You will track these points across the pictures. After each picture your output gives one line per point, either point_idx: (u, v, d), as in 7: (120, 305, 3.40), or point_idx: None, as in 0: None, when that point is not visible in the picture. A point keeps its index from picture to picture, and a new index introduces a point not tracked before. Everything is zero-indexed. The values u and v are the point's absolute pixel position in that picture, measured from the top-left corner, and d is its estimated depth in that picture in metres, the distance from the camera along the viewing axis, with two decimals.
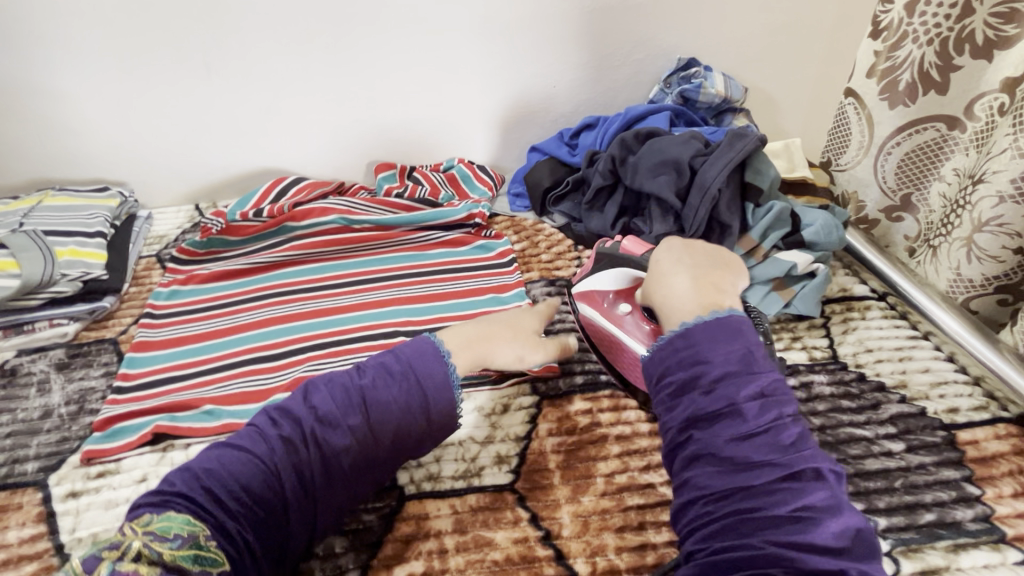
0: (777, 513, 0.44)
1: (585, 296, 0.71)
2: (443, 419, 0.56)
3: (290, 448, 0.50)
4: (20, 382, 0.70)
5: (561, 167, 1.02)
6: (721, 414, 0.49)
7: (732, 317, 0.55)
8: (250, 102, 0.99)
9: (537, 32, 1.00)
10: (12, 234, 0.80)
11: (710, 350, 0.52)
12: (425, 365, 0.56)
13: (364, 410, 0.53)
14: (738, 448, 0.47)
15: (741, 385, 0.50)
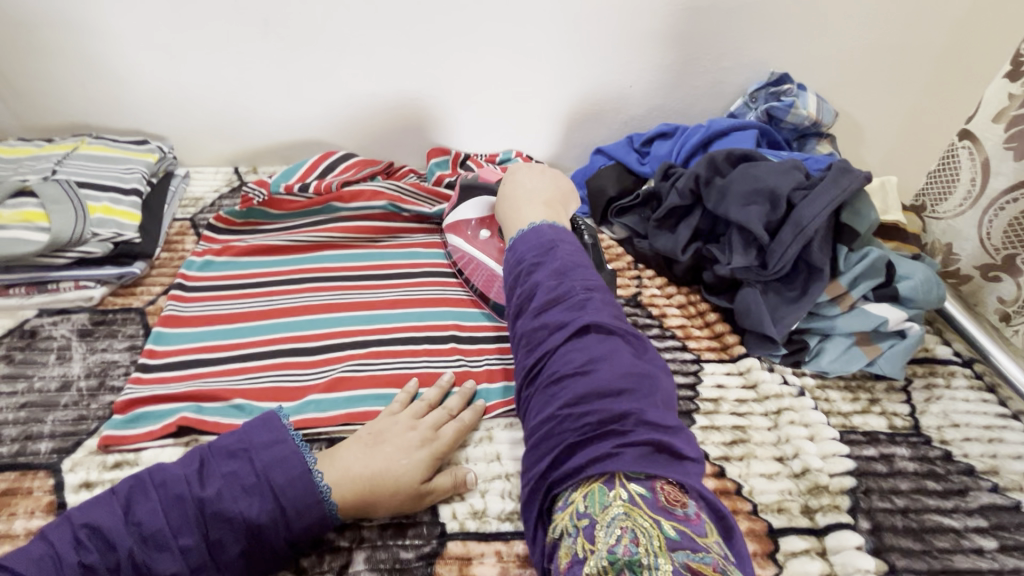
0: (581, 397, 0.45)
1: (453, 226, 0.81)
2: (303, 530, 0.48)
3: (237, 508, 0.46)
4: (40, 347, 0.65)
5: (628, 175, 0.95)
6: (552, 303, 0.52)
7: (550, 228, 0.61)
8: (304, 66, 0.91)
9: (622, 25, 0.91)
10: (43, 182, 0.74)
11: (538, 259, 0.57)
12: (283, 468, 0.49)
13: (201, 521, 0.45)
14: (555, 334, 0.50)
15: (552, 273, 0.54)
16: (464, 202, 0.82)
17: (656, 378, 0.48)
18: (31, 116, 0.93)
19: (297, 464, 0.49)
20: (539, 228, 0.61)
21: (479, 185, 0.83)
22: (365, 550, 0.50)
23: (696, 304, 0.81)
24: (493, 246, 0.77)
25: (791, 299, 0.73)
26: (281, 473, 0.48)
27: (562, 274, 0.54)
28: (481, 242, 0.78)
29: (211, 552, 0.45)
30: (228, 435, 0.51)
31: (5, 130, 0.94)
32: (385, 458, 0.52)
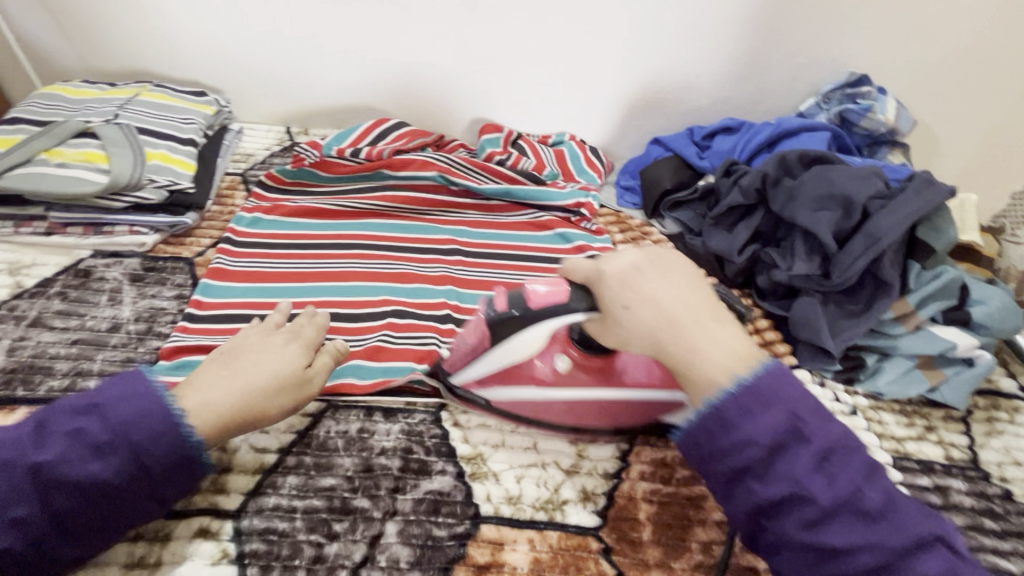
0: (814, 546, 0.39)
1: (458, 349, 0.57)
2: (174, 483, 0.44)
3: (85, 469, 0.41)
4: (93, 287, 0.66)
5: (684, 167, 0.91)
6: (772, 474, 0.39)
7: (772, 369, 0.41)
8: (365, 29, 0.90)
9: (697, 10, 0.87)
10: (105, 125, 0.75)
11: (757, 427, 0.39)
12: (140, 425, 0.43)
13: (43, 485, 0.40)
14: (784, 500, 0.39)
15: (756, 416, 0.40)
16: (507, 335, 0.54)
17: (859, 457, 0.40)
18: (94, 59, 0.94)
19: (159, 420, 0.43)
20: (761, 375, 0.41)
21: (528, 309, 0.52)
22: (397, 523, 0.49)
23: (747, 308, 0.78)
24: (573, 374, 0.54)
25: (852, 312, 0.69)
26: (138, 430, 0.42)
27: (799, 424, 0.40)
28: (553, 375, 0.55)
29: (58, 514, 0.40)
30: (80, 392, 0.44)
31: (69, 71, 0.95)
32: (257, 362, 0.51)
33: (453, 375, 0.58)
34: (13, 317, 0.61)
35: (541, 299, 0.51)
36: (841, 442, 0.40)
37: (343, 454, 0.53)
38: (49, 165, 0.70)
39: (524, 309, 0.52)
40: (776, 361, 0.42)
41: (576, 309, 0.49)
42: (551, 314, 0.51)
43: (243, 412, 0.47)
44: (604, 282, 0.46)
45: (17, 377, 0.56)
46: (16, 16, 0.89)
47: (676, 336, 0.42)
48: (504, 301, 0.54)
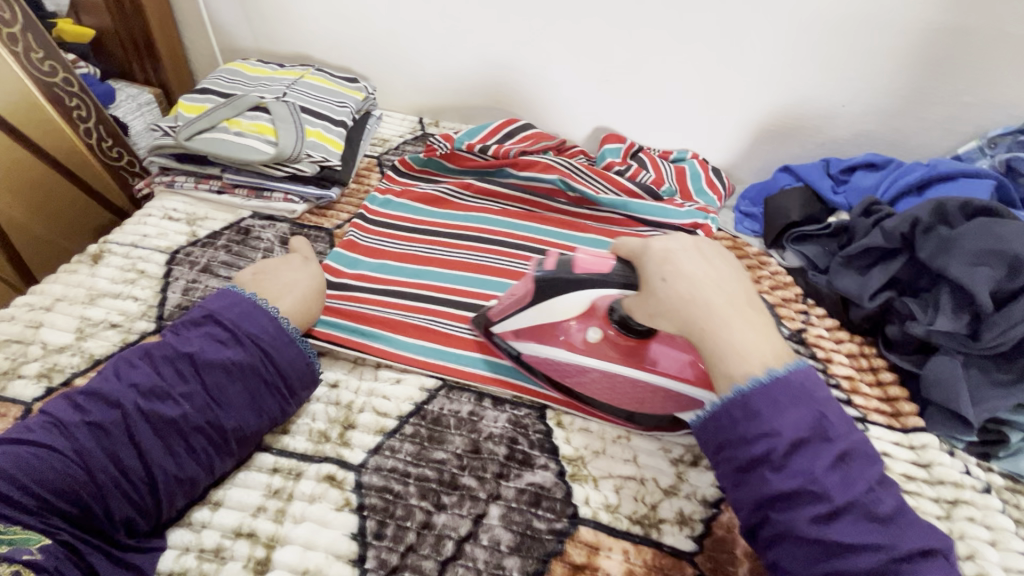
0: (827, 542, 0.40)
1: (534, 330, 0.61)
2: (291, 369, 0.54)
3: (224, 355, 0.51)
4: (251, 244, 0.74)
5: (815, 201, 0.87)
6: (800, 491, 0.41)
7: (796, 369, 0.45)
8: (509, 32, 0.93)
9: (857, 37, 0.82)
10: (276, 102, 0.84)
11: (782, 420, 0.43)
12: (254, 320, 0.54)
13: (192, 369, 0.51)
14: (850, 533, 0.40)
15: (818, 453, 0.42)
16: (554, 296, 0.58)
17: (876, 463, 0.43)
18: (267, 41, 1.05)
19: (265, 315, 0.55)
20: (790, 374, 0.44)
21: (574, 275, 0.57)
22: (500, 507, 0.51)
23: (869, 357, 0.73)
24: (605, 346, 0.58)
25: (1001, 381, 0.63)
26: (250, 323, 0.54)
27: (832, 440, 0.42)
28: (585, 344, 0.59)
29: (207, 392, 0.50)
30: (190, 314, 0.55)
31: (244, 50, 1.07)
32: (291, 280, 0.61)
33: (495, 323, 0.63)
34: (188, 262, 0.70)
35: (591, 269, 0.56)
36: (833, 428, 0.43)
37: (455, 432, 0.57)
38: (228, 133, 0.79)
39: (572, 277, 0.57)
40: (805, 365, 0.45)
41: (617, 284, 0.54)
42: (592, 285, 0.55)
43: (306, 315, 0.60)
44: (646, 258, 0.50)
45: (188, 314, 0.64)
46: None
47: (700, 291, 0.46)
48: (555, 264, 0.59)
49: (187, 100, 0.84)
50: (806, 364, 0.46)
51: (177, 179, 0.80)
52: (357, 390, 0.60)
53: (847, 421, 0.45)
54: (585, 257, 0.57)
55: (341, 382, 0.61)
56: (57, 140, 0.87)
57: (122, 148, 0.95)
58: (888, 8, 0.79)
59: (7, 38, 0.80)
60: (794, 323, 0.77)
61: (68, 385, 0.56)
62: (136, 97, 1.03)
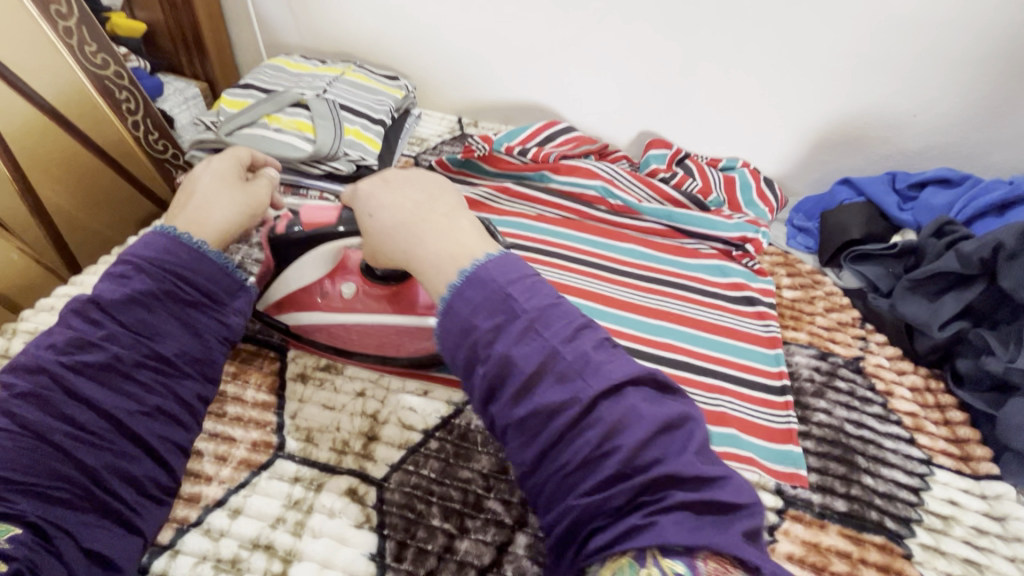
0: (537, 413, 0.37)
1: (292, 299, 0.61)
2: (216, 283, 0.50)
3: (129, 288, 0.46)
4: None
5: (878, 218, 0.80)
6: (531, 380, 0.37)
7: (496, 257, 0.42)
8: (554, 30, 0.90)
9: (936, 41, 0.75)
10: (316, 99, 0.83)
11: (477, 310, 0.39)
12: (164, 252, 0.48)
13: (104, 313, 0.45)
14: (590, 433, 0.35)
15: (510, 333, 0.38)
16: (296, 261, 0.59)
17: (697, 421, 0.38)
18: (311, 37, 1.05)
19: (181, 241, 0.49)
20: (489, 264, 0.41)
21: (308, 234, 0.57)
22: (527, 536, 0.49)
23: (935, 392, 0.67)
24: (361, 298, 0.61)
25: None
26: (162, 253, 0.48)
27: (540, 333, 0.38)
28: (342, 301, 0.62)
29: (138, 330, 0.45)
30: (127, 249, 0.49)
31: (289, 46, 1.07)
32: (217, 201, 0.53)
33: (261, 306, 0.62)
34: None
35: (319, 222, 0.56)
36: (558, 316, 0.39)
37: (482, 451, 0.54)
38: (267, 129, 0.79)
39: (304, 234, 0.57)
40: (507, 253, 0.42)
41: (351, 234, 0.56)
42: (326, 237, 0.56)
43: (222, 239, 0.53)
44: (356, 197, 0.50)
45: None
46: None
47: (413, 241, 0.44)
48: (286, 226, 0.57)
49: (230, 95, 0.84)
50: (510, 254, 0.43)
51: None
52: (384, 399, 0.58)
53: (553, 296, 0.40)
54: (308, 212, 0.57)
55: (368, 391, 0.58)
56: (107, 131, 0.89)
57: (167, 142, 0.96)
58: (974, 10, 0.72)
59: (63, 31, 0.82)
60: (852, 350, 0.71)
61: None
62: (183, 90, 1.04)
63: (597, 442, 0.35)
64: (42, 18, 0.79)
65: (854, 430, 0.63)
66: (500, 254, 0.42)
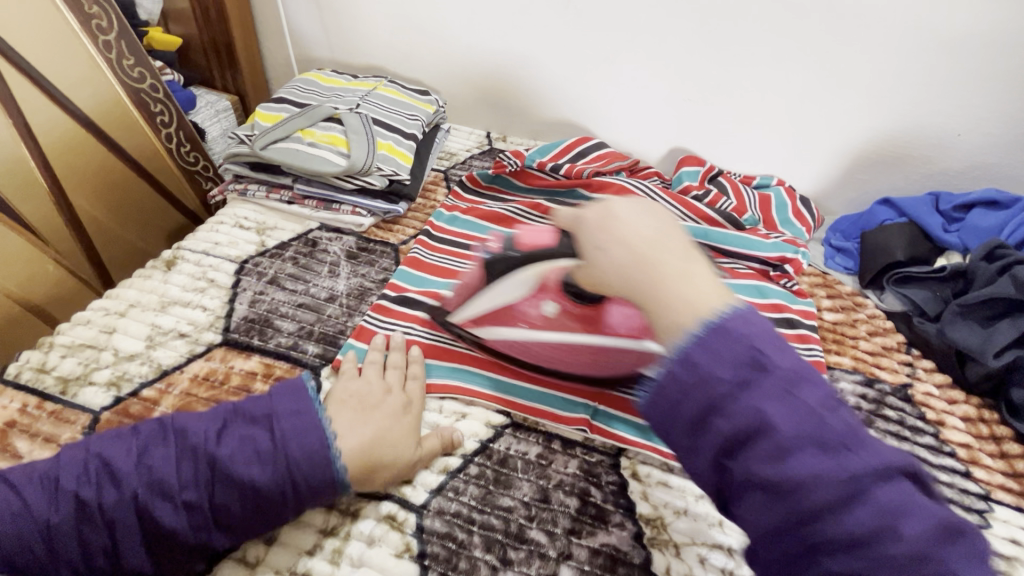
0: (794, 520, 0.32)
1: (494, 314, 0.59)
2: (311, 483, 0.45)
3: (248, 471, 0.43)
4: (317, 257, 0.73)
5: (922, 239, 0.78)
6: (786, 449, 0.33)
7: (737, 311, 0.37)
8: (587, 46, 0.90)
9: (984, 60, 0.73)
10: (349, 113, 0.83)
11: (722, 363, 0.35)
12: (304, 437, 0.45)
13: (211, 477, 0.43)
14: (809, 490, 0.32)
15: (763, 391, 0.34)
16: (502, 277, 0.59)
17: (879, 443, 0.34)
18: (341, 51, 1.05)
19: (318, 438, 0.45)
20: (733, 318, 0.36)
21: (524, 254, 0.59)
22: (572, 570, 0.47)
23: (989, 423, 0.64)
24: (562, 318, 0.56)
25: None
26: (298, 443, 0.45)
27: (795, 394, 0.34)
28: (542, 319, 0.57)
29: (215, 513, 0.43)
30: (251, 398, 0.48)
31: (319, 59, 1.08)
32: (376, 421, 0.50)
33: (454, 316, 0.62)
34: (256, 272, 0.69)
35: (535, 242, 0.59)
36: (721, 335, 0.36)
37: (522, 477, 0.52)
38: (301, 143, 0.79)
39: (519, 256, 0.59)
40: (747, 305, 0.38)
41: (564, 255, 0.55)
42: (541, 254, 0.57)
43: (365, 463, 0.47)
44: (584, 227, 0.46)
45: (254, 327, 0.63)
46: (291, 8, 1.02)
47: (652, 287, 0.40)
48: (502, 248, 0.61)
49: (264, 109, 0.84)
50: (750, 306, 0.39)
51: (249, 188, 0.80)
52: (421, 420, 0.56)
53: (784, 346, 0.36)
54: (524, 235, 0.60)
55: None
56: (140, 144, 0.89)
57: (199, 154, 0.97)
58: None
59: (102, 45, 0.83)
60: (898, 376, 0.69)
61: (136, 395, 0.55)
62: (214, 103, 1.05)
63: (871, 522, 0.31)
64: (83, 33, 0.81)
65: None
66: (732, 309, 0.37)
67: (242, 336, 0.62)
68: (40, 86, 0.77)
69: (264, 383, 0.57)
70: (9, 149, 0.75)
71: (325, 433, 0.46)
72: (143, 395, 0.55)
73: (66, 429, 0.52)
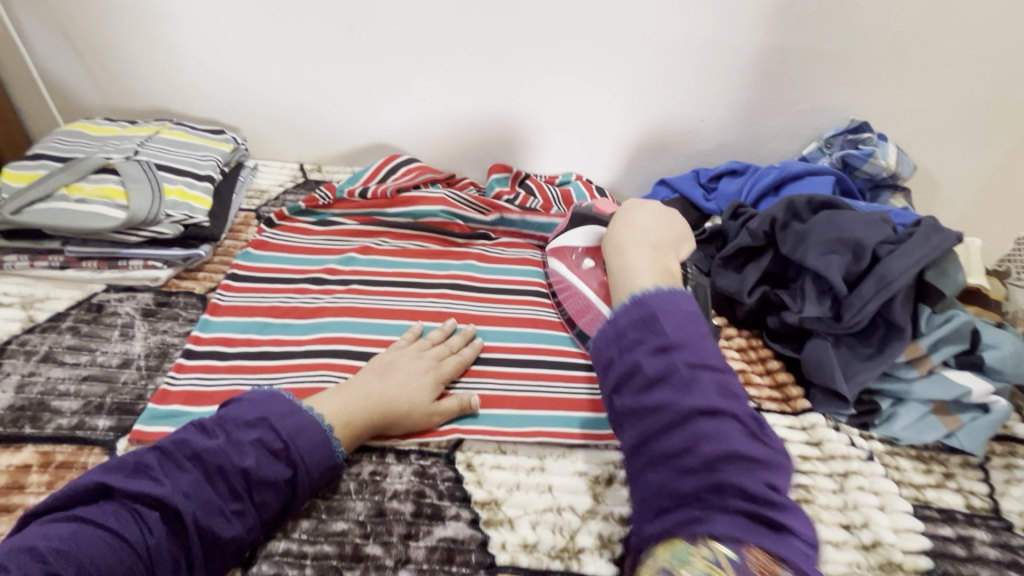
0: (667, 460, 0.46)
1: (557, 251, 0.79)
2: (322, 476, 0.51)
3: (210, 492, 0.45)
4: (105, 322, 0.66)
5: (691, 209, 0.93)
6: (667, 422, 0.47)
7: (668, 292, 0.55)
8: (381, 72, 0.93)
9: (701, 61, 0.90)
10: (125, 162, 0.76)
11: (678, 394, 0.48)
12: (252, 451, 0.48)
13: (174, 509, 0.43)
14: (656, 412, 0.48)
15: (650, 347, 0.51)
16: (580, 226, 0.77)
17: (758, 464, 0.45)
18: (116, 97, 0.96)
19: (272, 446, 0.49)
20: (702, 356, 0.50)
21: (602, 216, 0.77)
22: (411, 572, 0.48)
23: (756, 348, 0.78)
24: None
25: (865, 355, 0.69)
26: (248, 456, 0.47)
27: (671, 354, 0.50)
28: (589, 275, 0.73)
29: (244, 520, 0.46)
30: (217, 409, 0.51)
31: (91, 108, 0.98)
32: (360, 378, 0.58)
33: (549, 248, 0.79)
34: (23, 353, 0.60)
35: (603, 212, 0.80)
36: (699, 355, 0.50)
37: (356, 498, 0.52)
38: (67, 201, 0.70)
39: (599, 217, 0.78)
40: (679, 290, 0.55)
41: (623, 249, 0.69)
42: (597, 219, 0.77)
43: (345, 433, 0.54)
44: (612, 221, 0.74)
45: (24, 416, 0.55)
46: (42, 54, 0.91)
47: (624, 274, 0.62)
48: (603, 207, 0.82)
49: (14, 169, 0.74)
50: (678, 291, 0.56)
51: (6, 260, 0.69)
52: None
53: (698, 334, 0.51)
54: (603, 207, 0.79)
55: None
56: None
57: None
58: (724, 33, 0.87)
59: None
60: None
61: None
62: None
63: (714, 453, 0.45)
64: None
65: None
66: (666, 290, 0.55)
67: (8, 429, 0.53)
68: None
69: (41, 474, 0.50)
70: None
71: (324, 426, 0.52)
72: None
73: None
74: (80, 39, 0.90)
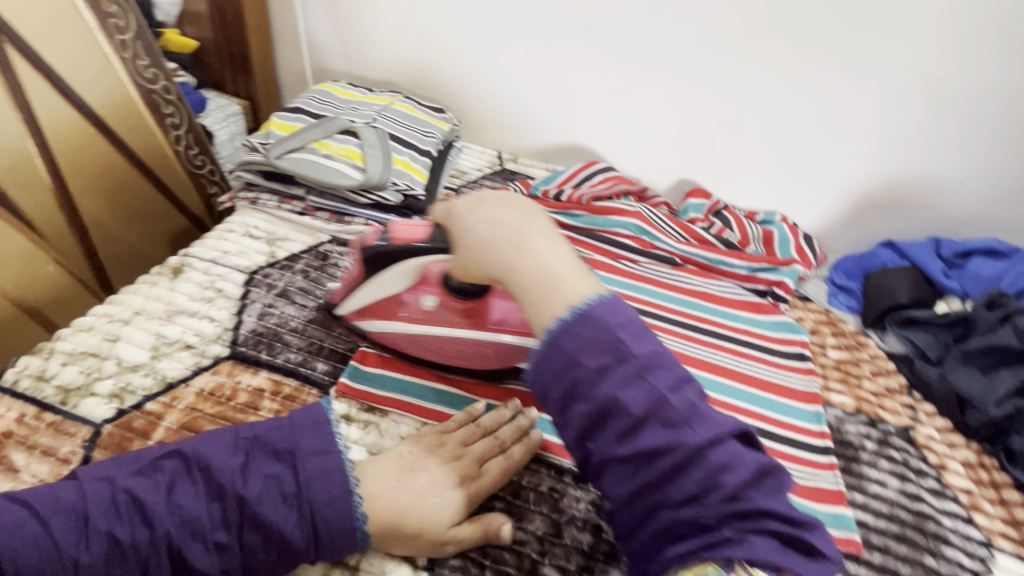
0: (681, 509, 0.38)
1: (372, 308, 0.60)
2: (339, 541, 0.45)
3: (277, 516, 0.43)
4: (328, 271, 0.72)
5: (924, 283, 0.79)
6: (709, 480, 0.38)
7: (606, 299, 0.43)
8: (604, 75, 0.91)
9: (985, 115, 0.76)
10: (366, 127, 0.82)
11: (584, 348, 0.41)
12: (325, 483, 0.45)
13: (238, 519, 0.42)
14: (655, 457, 0.39)
15: (658, 377, 0.40)
16: (381, 270, 0.56)
17: (779, 464, 0.42)
18: (356, 64, 1.05)
19: (341, 490, 0.45)
20: (596, 303, 0.42)
21: (391, 246, 0.54)
22: None
23: (989, 470, 0.66)
24: (443, 312, 0.58)
25: None
26: (320, 492, 0.44)
27: (647, 379, 0.40)
28: (421, 313, 0.58)
29: (229, 553, 0.42)
30: (297, 427, 0.47)
31: (332, 71, 1.08)
32: (417, 491, 0.48)
33: (339, 304, 0.60)
34: (265, 284, 0.68)
35: (409, 238, 0.54)
36: (660, 363, 0.41)
37: (535, 511, 0.52)
38: (316, 154, 0.78)
39: (393, 248, 0.54)
40: (611, 293, 0.43)
41: (440, 249, 0.53)
42: (418, 252, 0.53)
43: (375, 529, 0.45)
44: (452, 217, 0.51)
45: (263, 342, 0.61)
46: (310, 17, 1.02)
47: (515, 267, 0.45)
48: (375, 238, 0.55)
49: (279, 118, 0.83)
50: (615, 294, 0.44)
51: (260, 197, 0.79)
52: None
53: (656, 344, 0.42)
54: (398, 227, 0.54)
55: None
56: (146, 142, 0.88)
57: (206, 157, 0.95)
58: None
59: (118, 44, 0.82)
60: (901, 419, 0.69)
61: (139, 409, 0.53)
62: (225, 107, 1.05)
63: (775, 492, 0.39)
64: (99, 30, 0.79)
65: (910, 504, 0.61)
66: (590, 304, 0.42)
67: (250, 350, 0.60)
68: (51, 81, 0.75)
69: (271, 401, 0.56)
70: (13, 140, 0.73)
71: (348, 480, 0.45)
72: (147, 408, 0.53)
73: (65, 442, 0.50)
74: (345, 9, 0.99)
